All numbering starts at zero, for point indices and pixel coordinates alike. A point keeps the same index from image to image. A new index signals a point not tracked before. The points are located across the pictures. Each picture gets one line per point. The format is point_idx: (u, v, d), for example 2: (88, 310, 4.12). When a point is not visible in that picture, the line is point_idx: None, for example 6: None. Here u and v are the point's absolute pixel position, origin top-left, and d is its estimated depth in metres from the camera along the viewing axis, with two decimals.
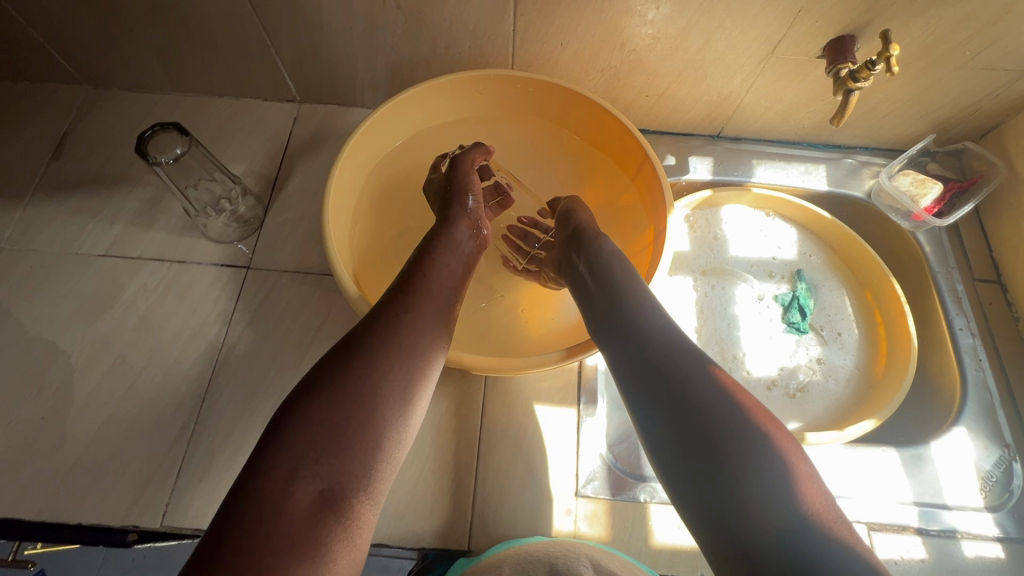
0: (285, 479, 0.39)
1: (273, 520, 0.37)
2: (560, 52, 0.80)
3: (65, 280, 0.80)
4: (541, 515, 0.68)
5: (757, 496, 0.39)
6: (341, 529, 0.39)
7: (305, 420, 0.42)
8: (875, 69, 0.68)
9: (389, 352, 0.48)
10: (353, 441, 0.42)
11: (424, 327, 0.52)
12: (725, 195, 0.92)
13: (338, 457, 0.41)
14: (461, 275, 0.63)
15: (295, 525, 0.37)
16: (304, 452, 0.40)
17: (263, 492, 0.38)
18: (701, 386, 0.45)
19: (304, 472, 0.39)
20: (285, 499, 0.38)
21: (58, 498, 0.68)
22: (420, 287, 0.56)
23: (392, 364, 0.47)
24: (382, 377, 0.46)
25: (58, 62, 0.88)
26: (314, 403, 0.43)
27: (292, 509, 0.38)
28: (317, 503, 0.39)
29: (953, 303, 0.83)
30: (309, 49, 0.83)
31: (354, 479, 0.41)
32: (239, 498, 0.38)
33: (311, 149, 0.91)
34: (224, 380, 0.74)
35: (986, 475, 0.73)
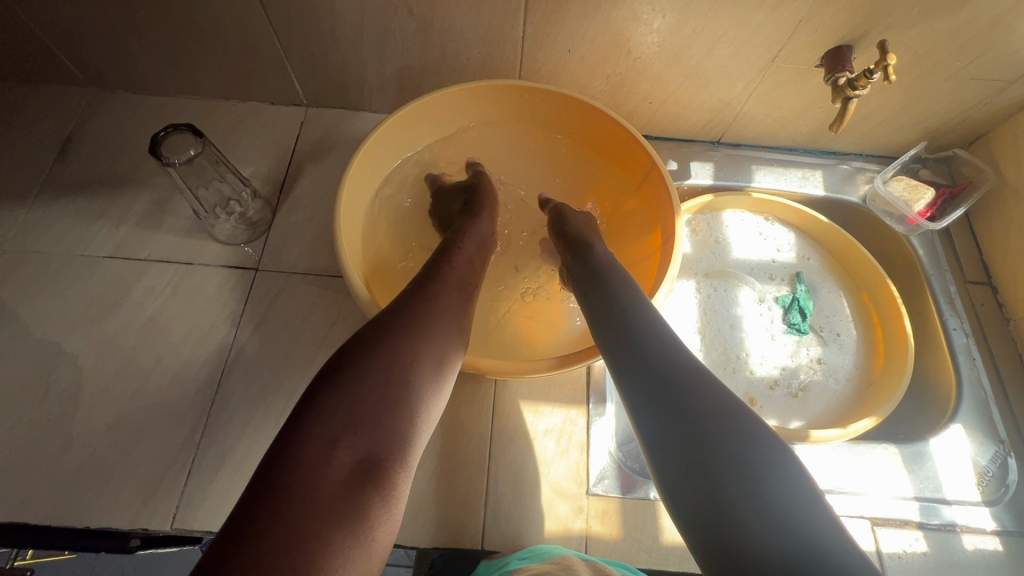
0: (325, 447, 0.40)
1: (313, 485, 0.38)
2: (568, 59, 0.82)
3: (71, 282, 0.79)
4: (553, 514, 0.68)
5: (751, 502, 0.40)
6: (378, 496, 0.40)
7: (342, 394, 0.43)
8: (873, 77, 0.72)
9: (419, 332, 0.50)
10: (387, 415, 0.43)
11: (450, 312, 0.54)
12: (726, 200, 0.94)
13: (374, 429, 0.42)
14: (478, 266, 0.66)
15: (334, 490, 0.38)
16: (342, 424, 0.42)
17: (302, 458, 0.39)
18: (699, 396, 0.46)
19: (343, 443, 0.41)
20: (326, 465, 0.39)
21: (63, 501, 0.66)
22: (444, 276, 0.58)
23: (423, 344, 0.49)
24: (415, 355, 0.48)
25: (64, 63, 0.88)
26: (350, 377, 0.44)
27: (331, 476, 0.39)
28: (354, 472, 0.40)
29: (946, 304, 0.86)
30: (319, 53, 0.84)
31: (388, 451, 0.42)
32: (281, 464, 0.39)
33: (319, 152, 0.91)
34: (234, 381, 0.74)
35: (983, 470, 0.75)
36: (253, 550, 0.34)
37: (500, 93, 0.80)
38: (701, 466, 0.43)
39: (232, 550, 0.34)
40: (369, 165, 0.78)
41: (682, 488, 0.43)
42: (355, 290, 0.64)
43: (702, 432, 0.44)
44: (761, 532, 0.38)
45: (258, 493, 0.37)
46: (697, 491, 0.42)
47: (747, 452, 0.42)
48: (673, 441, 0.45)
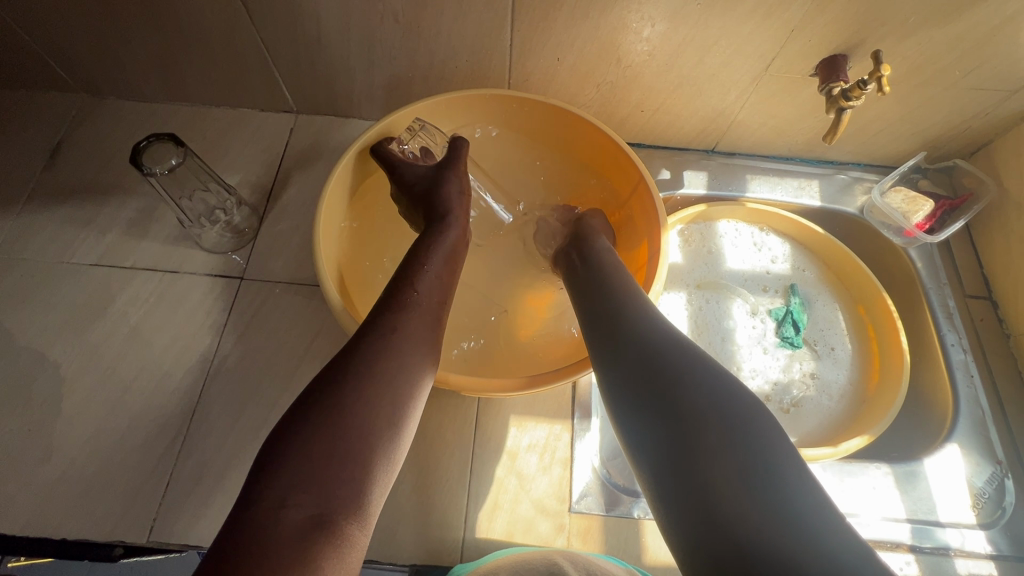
0: (274, 508, 0.39)
1: (263, 547, 0.37)
2: (557, 67, 0.81)
3: (57, 290, 0.79)
4: (534, 530, 0.67)
5: (747, 493, 0.38)
6: (333, 553, 0.39)
7: (296, 447, 0.42)
8: (866, 88, 0.70)
9: (376, 372, 0.48)
10: (341, 466, 0.42)
11: (412, 344, 0.53)
12: (719, 210, 0.93)
13: (327, 483, 0.41)
14: (450, 288, 0.63)
15: (285, 550, 0.37)
16: (294, 481, 0.40)
17: (254, 520, 0.38)
18: (695, 389, 0.45)
19: (294, 499, 0.40)
20: (275, 527, 0.38)
21: (42, 512, 0.66)
22: (406, 303, 0.56)
23: (379, 385, 0.48)
24: (371, 398, 0.46)
25: (55, 70, 0.88)
26: (301, 431, 0.43)
27: (282, 538, 0.38)
28: (306, 529, 0.39)
29: (945, 319, 0.83)
30: (307, 60, 0.83)
31: (343, 504, 0.41)
32: (232, 530, 0.38)
33: (307, 160, 0.91)
34: (215, 392, 0.73)
35: (978, 492, 0.73)
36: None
37: (486, 103, 0.80)
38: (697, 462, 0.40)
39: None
40: (354, 174, 0.77)
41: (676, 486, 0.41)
42: (330, 298, 0.64)
43: (697, 428, 0.42)
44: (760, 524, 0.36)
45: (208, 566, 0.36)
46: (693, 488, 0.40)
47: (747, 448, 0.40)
48: (666, 441, 0.43)
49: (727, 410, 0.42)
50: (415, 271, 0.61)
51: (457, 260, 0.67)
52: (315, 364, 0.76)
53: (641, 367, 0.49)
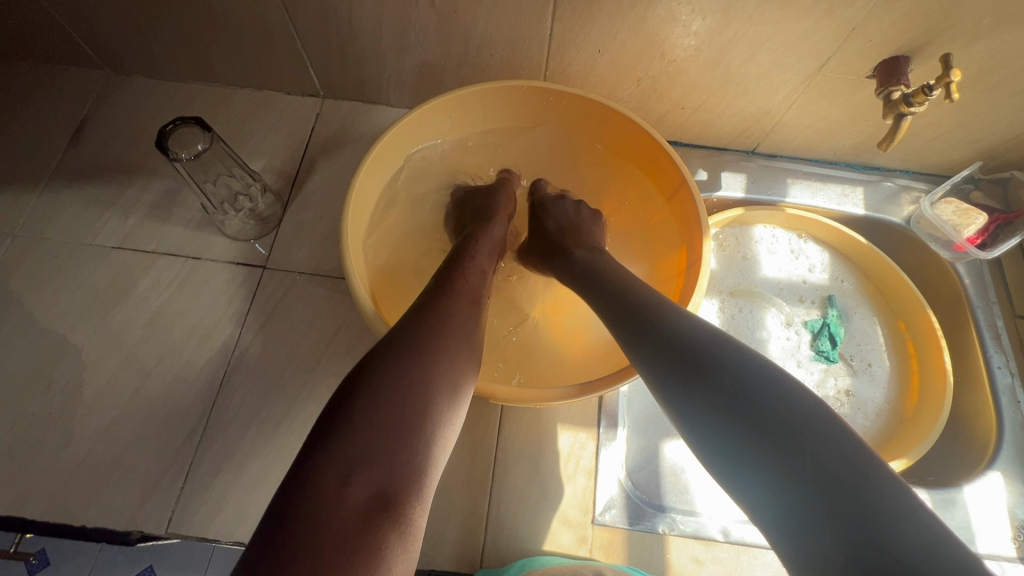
0: (336, 485, 0.37)
1: (329, 521, 0.35)
2: (596, 59, 0.77)
3: (79, 272, 0.78)
4: (556, 542, 0.65)
5: (849, 492, 0.35)
6: (396, 537, 0.37)
7: (355, 422, 0.40)
8: (932, 95, 0.65)
9: (427, 352, 0.47)
10: (400, 443, 0.40)
11: (461, 327, 0.51)
12: (757, 215, 0.89)
13: (388, 461, 0.39)
14: (488, 277, 0.63)
15: (351, 527, 0.36)
16: (355, 456, 0.39)
17: (315, 495, 0.36)
18: (767, 385, 0.41)
19: (357, 476, 0.38)
20: (337, 505, 0.36)
21: (62, 498, 0.66)
22: (450, 288, 0.55)
23: (433, 364, 0.46)
24: (426, 376, 0.45)
25: (79, 45, 0.86)
26: (359, 405, 0.41)
27: (345, 518, 0.36)
28: (369, 507, 0.37)
29: (992, 340, 0.80)
30: (336, 44, 0.80)
31: (403, 484, 0.39)
32: (291, 506, 0.36)
33: (333, 147, 0.88)
34: (235, 383, 0.72)
35: (1020, 524, 0.70)
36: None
37: (522, 95, 0.76)
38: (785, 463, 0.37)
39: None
40: (383, 165, 0.74)
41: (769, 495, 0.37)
42: (357, 295, 0.61)
43: (776, 429, 0.38)
44: (868, 525, 0.33)
45: (270, 543, 0.34)
46: (784, 495, 0.36)
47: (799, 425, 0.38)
48: (746, 445, 0.39)
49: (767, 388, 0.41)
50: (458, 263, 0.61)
51: (501, 248, 0.72)
52: (337, 360, 0.74)
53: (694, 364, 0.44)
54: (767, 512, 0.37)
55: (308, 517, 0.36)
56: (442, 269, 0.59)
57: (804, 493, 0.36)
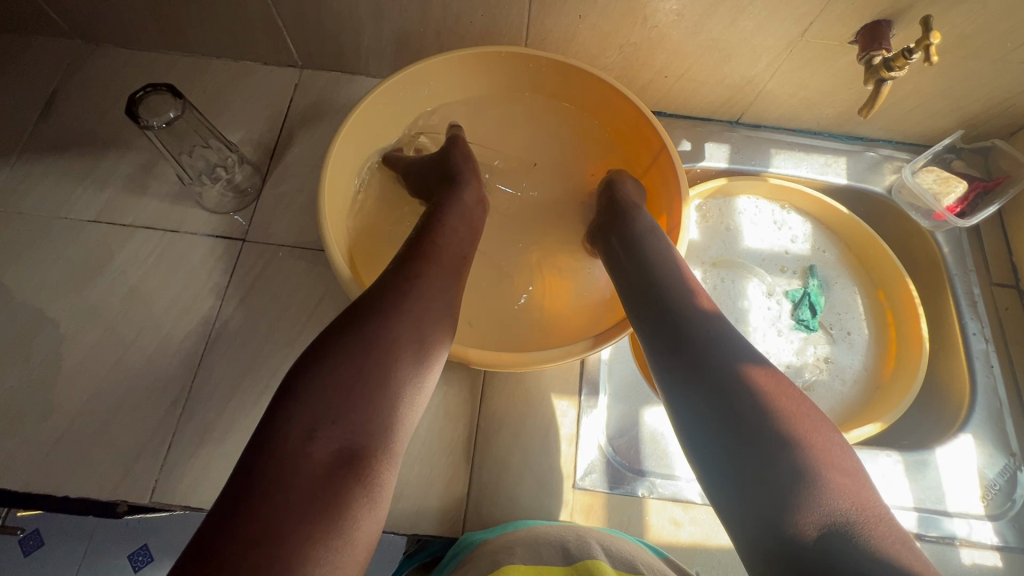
0: (302, 439, 0.39)
1: (293, 477, 0.37)
2: (578, 26, 0.76)
3: (54, 245, 0.77)
4: (537, 506, 0.66)
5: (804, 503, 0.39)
6: (362, 490, 0.38)
7: (321, 383, 0.41)
8: (913, 58, 0.65)
9: (404, 316, 0.47)
10: (368, 404, 0.41)
11: (438, 287, 0.51)
12: (740, 185, 0.89)
13: (354, 419, 0.40)
14: (470, 239, 0.62)
15: (314, 480, 0.37)
16: (322, 415, 0.40)
17: (281, 450, 0.38)
18: (745, 388, 0.44)
19: (322, 433, 0.39)
20: (304, 459, 0.38)
21: (44, 469, 0.66)
22: (431, 249, 0.55)
23: (405, 325, 0.46)
24: (396, 338, 0.45)
25: (46, 13, 0.84)
26: (330, 365, 0.42)
27: (310, 470, 0.37)
28: (334, 463, 0.38)
29: (968, 307, 0.81)
30: (312, 11, 0.78)
31: (370, 440, 0.40)
32: (259, 457, 0.38)
33: (312, 119, 0.87)
34: (216, 356, 0.72)
35: (989, 483, 0.72)
36: (225, 557, 0.33)
37: (501, 66, 0.76)
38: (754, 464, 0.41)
39: (206, 559, 0.33)
40: (360, 135, 0.73)
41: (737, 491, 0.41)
42: (333, 261, 0.61)
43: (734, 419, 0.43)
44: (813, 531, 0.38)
45: (237, 492, 0.36)
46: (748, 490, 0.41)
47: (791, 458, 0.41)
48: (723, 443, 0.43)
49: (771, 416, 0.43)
50: (437, 225, 0.60)
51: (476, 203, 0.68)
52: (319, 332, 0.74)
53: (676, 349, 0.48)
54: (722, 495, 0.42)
55: (275, 469, 0.37)
56: (416, 232, 0.59)
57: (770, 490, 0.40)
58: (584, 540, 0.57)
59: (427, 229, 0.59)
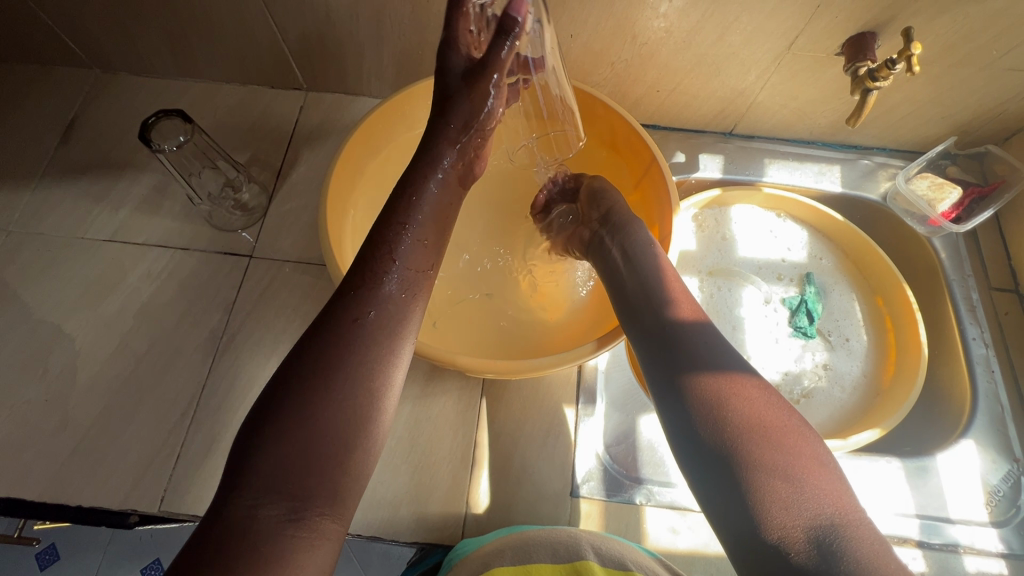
0: (248, 509, 0.37)
1: (240, 541, 0.35)
2: (570, 44, 0.78)
3: (72, 265, 0.80)
4: (535, 512, 0.67)
5: (797, 508, 0.40)
6: (304, 545, 0.37)
7: (271, 434, 0.39)
8: (895, 69, 0.66)
9: (348, 355, 0.43)
10: (317, 464, 0.39)
11: (388, 325, 0.47)
12: (735, 195, 0.90)
13: (303, 480, 0.38)
14: (433, 256, 0.54)
15: (262, 541, 0.36)
16: (270, 476, 0.38)
17: (228, 512, 0.37)
18: (728, 384, 0.46)
19: (268, 497, 0.37)
20: (249, 523, 0.36)
21: (59, 480, 0.69)
22: (376, 275, 0.49)
23: (354, 370, 0.43)
24: (351, 375, 0.43)
25: (67, 45, 0.88)
26: (280, 413, 0.40)
27: (258, 533, 0.36)
28: (283, 522, 0.37)
29: (967, 312, 0.81)
30: (315, 37, 0.82)
31: (315, 498, 0.38)
32: (203, 531, 0.36)
33: (316, 139, 0.90)
34: (224, 368, 0.74)
35: (993, 490, 0.71)
36: None
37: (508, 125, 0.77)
38: (756, 480, 0.41)
39: None
40: (360, 153, 0.76)
41: (736, 513, 0.41)
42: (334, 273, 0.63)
43: (723, 419, 0.45)
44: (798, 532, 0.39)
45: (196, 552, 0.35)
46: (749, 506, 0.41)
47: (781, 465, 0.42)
48: (716, 465, 0.43)
49: (755, 424, 0.44)
50: (390, 240, 0.51)
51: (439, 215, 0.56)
52: None
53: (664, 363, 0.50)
54: (715, 499, 0.43)
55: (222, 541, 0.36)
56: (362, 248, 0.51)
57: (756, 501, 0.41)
58: (575, 539, 0.59)
59: (375, 244, 0.51)
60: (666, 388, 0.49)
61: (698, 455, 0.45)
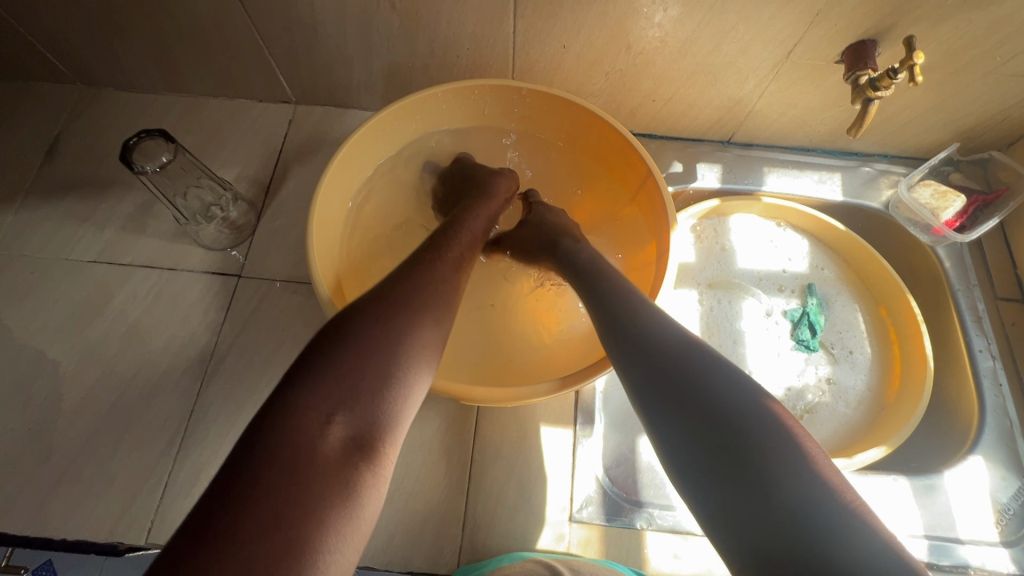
0: (320, 422, 0.37)
1: (306, 458, 0.35)
2: (563, 55, 0.76)
3: (56, 287, 0.79)
4: (533, 537, 0.65)
5: (797, 491, 0.36)
6: (370, 477, 0.37)
7: (333, 363, 0.40)
8: (897, 78, 0.64)
9: (413, 310, 0.46)
10: (380, 397, 0.40)
11: (446, 291, 0.51)
12: (735, 205, 0.88)
13: (367, 407, 0.39)
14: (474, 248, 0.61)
15: (326, 466, 0.35)
16: (338, 399, 0.38)
17: (296, 431, 0.36)
18: (715, 368, 0.44)
19: (339, 417, 0.38)
20: (319, 442, 0.36)
21: (44, 511, 0.67)
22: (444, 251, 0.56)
23: (426, 320, 0.46)
24: (418, 324, 0.45)
25: (50, 60, 0.87)
26: (340, 346, 0.41)
27: (326, 454, 0.36)
28: (346, 449, 0.37)
29: (973, 323, 0.79)
30: (303, 50, 0.80)
31: (380, 432, 0.39)
32: (255, 444, 0.35)
33: (306, 153, 0.88)
34: (212, 392, 0.72)
35: (1002, 508, 0.69)
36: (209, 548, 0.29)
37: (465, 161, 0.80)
38: (751, 468, 0.38)
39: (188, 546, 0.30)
40: (349, 170, 0.74)
41: (736, 505, 0.37)
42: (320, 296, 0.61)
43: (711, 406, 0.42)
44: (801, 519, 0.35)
45: (232, 479, 0.33)
46: (749, 493, 0.37)
47: (776, 449, 0.39)
48: (710, 456, 0.40)
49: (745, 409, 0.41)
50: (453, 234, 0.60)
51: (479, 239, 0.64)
52: None
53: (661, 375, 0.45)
54: (712, 494, 0.39)
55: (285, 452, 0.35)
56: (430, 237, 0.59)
57: (752, 487, 0.37)
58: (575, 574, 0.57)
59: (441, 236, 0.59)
60: (647, 380, 0.46)
61: (689, 449, 0.41)
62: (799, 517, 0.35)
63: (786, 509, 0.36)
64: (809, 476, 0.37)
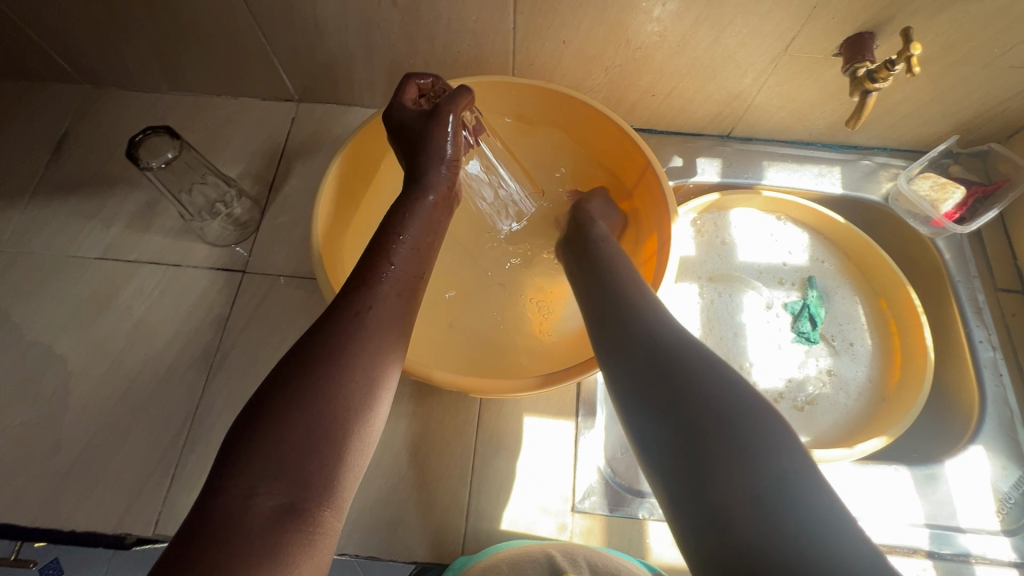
0: (242, 496, 0.33)
1: (224, 537, 0.32)
2: (562, 50, 0.77)
3: (63, 284, 0.80)
4: (535, 527, 0.66)
5: (763, 479, 0.34)
6: (303, 542, 0.34)
7: (263, 419, 0.37)
8: (895, 69, 0.65)
9: (342, 332, 0.43)
10: (315, 450, 0.37)
11: (389, 308, 0.46)
12: (735, 199, 0.89)
13: (301, 465, 0.36)
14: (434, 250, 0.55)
15: (248, 539, 0.32)
16: (265, 465, 0.35)
17: (215, 507, 0.33)
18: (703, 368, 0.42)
19: (262, 488, 0.34)
20: (242, 516, 0.33)
21: (53, 504, 0.68)
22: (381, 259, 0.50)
23: (357, 349, 0.42)
24: (347, 351, 0.42)
25: (56, 60, 0.88)
26: (272, 392, 0.38)
27: (250, 528, 0.32)
28: (275, 516, 0.34)
29: (973, 314, 0.79)
30: (305, 48, 0.81)
31: (315, 489, 0.36)
32: (194, 524, 0.33)
33: (309, 151, 0.89)
34: (217, 386, 0.73)
35: (1003, 497, 0.70)
36: None
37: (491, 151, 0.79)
38: (717, 463, 0.36)
39: None
40: (351, 166, 0.75)
41: (696, 506, 0.35)
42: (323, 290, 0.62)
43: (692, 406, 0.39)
44: (766, 506, 0.33)
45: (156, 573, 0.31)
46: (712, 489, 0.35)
47: (756, 444, 0.36)
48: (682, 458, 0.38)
49: (734, 405, 0.38)
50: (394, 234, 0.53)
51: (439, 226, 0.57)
52: None
53: (657, 380, 0.43)
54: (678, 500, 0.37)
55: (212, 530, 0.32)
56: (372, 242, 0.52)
57: (718, 485, 0.35)
58: (574, 558, 0.58)
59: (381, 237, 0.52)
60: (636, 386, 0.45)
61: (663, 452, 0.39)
62: (766, 507, 0.32)
63: (750, 501, 0.33)
64: (786, 465, 0.34)
